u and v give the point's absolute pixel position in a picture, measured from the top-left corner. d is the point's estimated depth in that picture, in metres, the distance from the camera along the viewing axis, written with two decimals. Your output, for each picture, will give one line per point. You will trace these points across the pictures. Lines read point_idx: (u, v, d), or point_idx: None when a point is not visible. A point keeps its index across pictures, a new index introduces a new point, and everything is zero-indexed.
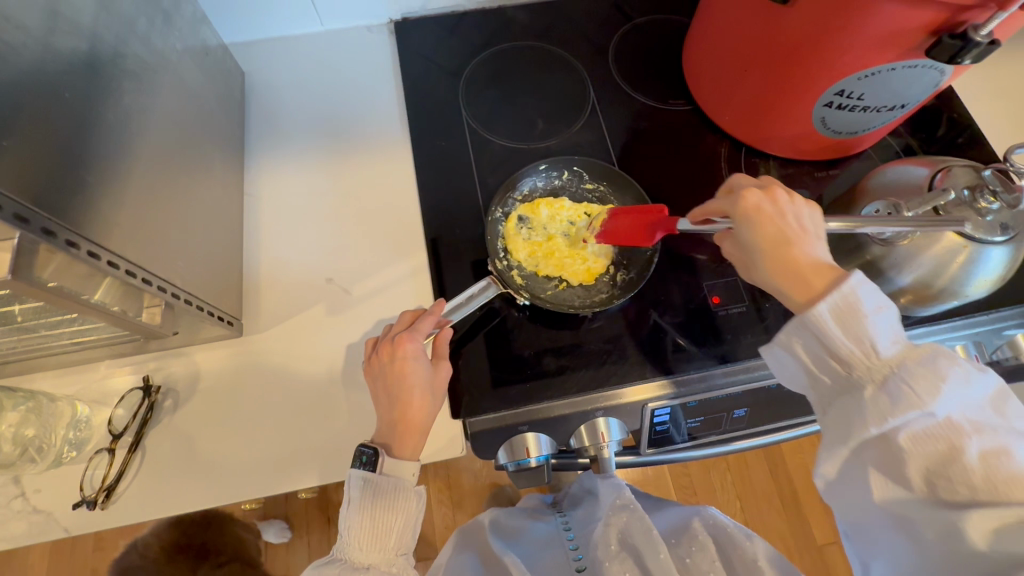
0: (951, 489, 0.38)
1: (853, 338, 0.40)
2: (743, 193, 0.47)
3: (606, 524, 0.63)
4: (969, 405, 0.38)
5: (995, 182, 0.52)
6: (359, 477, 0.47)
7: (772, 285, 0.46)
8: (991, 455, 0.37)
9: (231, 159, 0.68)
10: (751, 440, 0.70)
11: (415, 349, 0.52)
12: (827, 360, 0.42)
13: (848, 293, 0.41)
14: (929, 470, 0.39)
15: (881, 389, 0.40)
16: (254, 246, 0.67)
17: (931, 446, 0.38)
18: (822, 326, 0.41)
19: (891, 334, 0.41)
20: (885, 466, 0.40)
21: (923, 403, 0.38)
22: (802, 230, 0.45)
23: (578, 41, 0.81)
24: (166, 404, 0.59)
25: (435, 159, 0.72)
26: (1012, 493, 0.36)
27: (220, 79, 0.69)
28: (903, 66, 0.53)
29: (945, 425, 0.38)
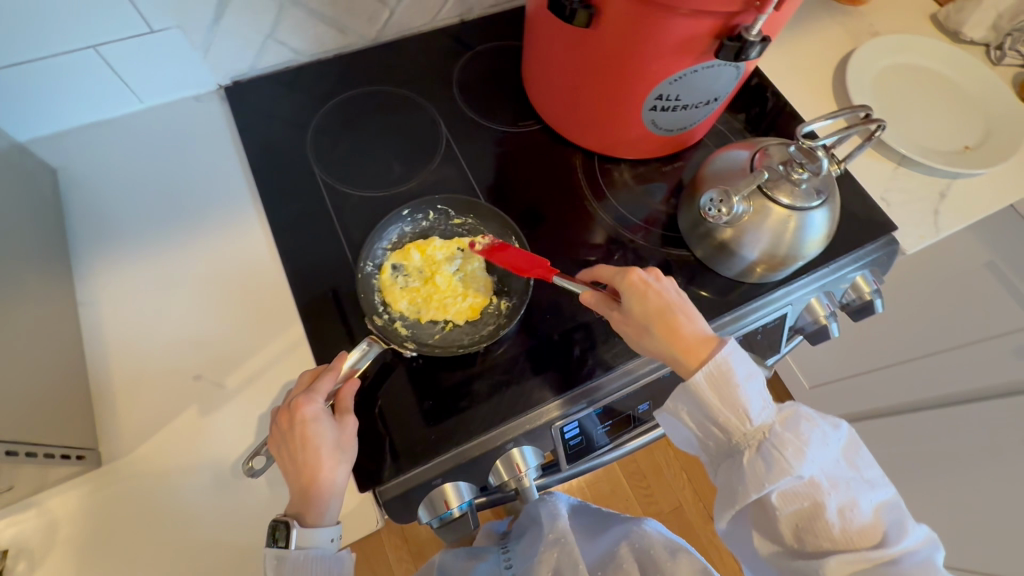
0: (815, 542, 0.44)
1: (727, 405, 0.47)
2: (627, 269, 0.53)
3: (540, 560, 0.62)
4: (827, 464, 0.45)
5: (800, 156, 0.59)
6: (273, 556, 0.43)
7: (664, 351, 0.50)
8: (844, 509, 0.44)
9: (51, 269, 0.60)
10: (645, 436, 0.73)
11: (315, 410, 0.48)
12: (711, 427, 0.48)
13: (722, 360, 0.47)
14: (798, 526, 0.45)
15: (756, 453, 0.46)
16: (100, 360, 0.60)
17: (799, 504, 0.45)
18: (700, 394, 0.47)
19: (761, 399, 0.47)
20: (767, 518, 0.47)
21: (792, 467, 0.44)
22: (681, 303, 0.51)
23: (422, 78, 0.81)
24: (19, 568, 0.51)
25: (294, 223, 0.68)
26: (860, 540, 0.44)
27: (21, 183, 0.61)
28: (703, 68, 0.58)
29: (808, 485, 0.45)
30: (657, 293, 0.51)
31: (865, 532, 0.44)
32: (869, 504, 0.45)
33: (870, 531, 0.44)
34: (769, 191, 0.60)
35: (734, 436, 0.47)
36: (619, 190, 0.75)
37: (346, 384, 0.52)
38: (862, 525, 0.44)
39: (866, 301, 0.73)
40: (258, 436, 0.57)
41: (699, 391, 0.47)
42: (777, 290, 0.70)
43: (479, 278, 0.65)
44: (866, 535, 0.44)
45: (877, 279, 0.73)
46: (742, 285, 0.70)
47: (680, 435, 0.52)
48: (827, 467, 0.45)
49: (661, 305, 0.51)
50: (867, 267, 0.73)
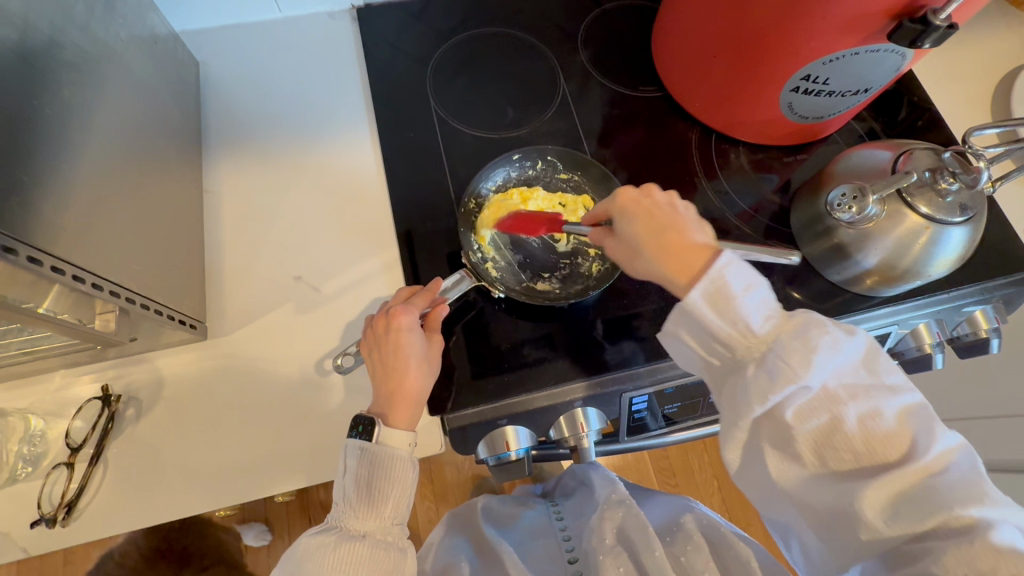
0: (838, 458, 0.39)
1: (730, 322, 0.41)
2: (619, 191, 0.50)
3: (602, 518, 0.62)
4: (842, 372, 0.39)
5: (954, 164, 0.53)
6: (356, 446, 0.46)
7: (657, 272, 0.46)
8: (865, 419, 0.38)
9: (186, 154, 0.65)
10: (709, 428, 0.72)
11: (411, 322, 0.51)
12: (714, 344, 0.42)
13: (717, 277, 0.41)
14: (818, 444, 0.39)
15: (757, 368, 0.40)
16: (216, 246, 0.65)
17: (816, 419, 0.39)
18: (698, 315, 0.42)
19: (763, 310, 0.41)
20: (780, 443, 0.40)
21: (798, 377, 0.39)
22: (684, 220, 0.46)
23: (546, 27, 0.80)
24: (127, 413, 0.57)
25: (404, 151, 0.70)
26: (886, 451, 0.38)
27: (171, 68, 0.65)
28: (866, 51, 0.53)
29: (823, 396, 0.39)
30: (648, 212, 0.48)
31: (891, 446, 0.38)
32: (891, 411, 0.38)
33: (896, 439, 0.38)
34: (907, 197, 0.55)
35: (737, 352, 0.42)
36: (732, 173, 0.72)
37: (436, 308, 0.54)
38: (889, 438, 0.38)
39: (980, 339, 0.68)
40: (343, 343, 0.61)
41: (697, 314, 0.42)
42: (883, 308, 0.65)
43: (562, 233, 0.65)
44: (891, 444, 0.38)
45: (1000, 316, 0.67)
46: (845, 294, 0.66)
47: (686, 361, 0.46)
48: (833, 374, 0.39)
49: (649, 223, 0.47)
50: (991, 303, 0.66)
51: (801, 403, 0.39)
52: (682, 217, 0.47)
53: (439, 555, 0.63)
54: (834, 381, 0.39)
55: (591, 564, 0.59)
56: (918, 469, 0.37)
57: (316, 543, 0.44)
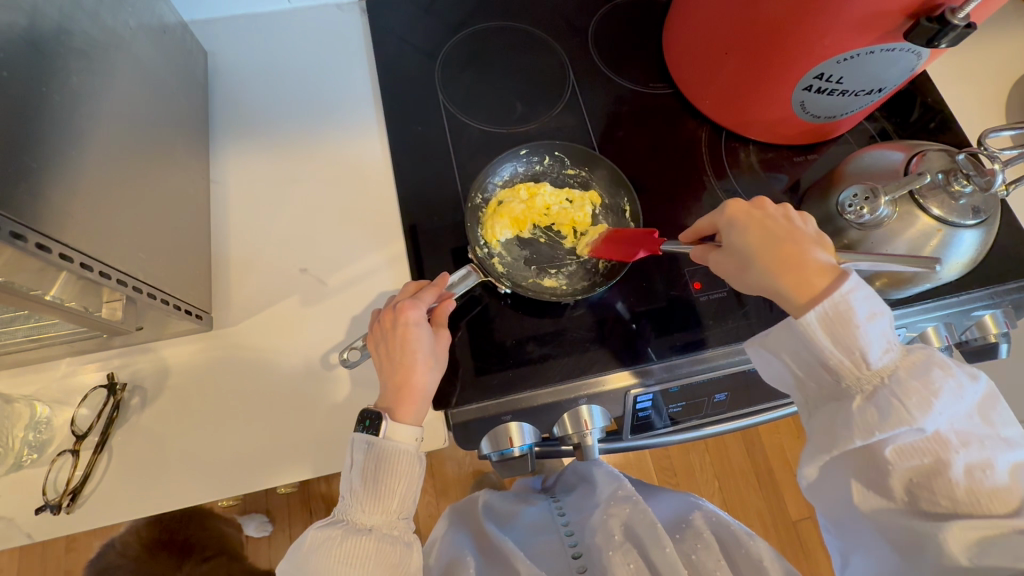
0: (933, 500, 0.40)
1: (845, 350, 0.41)
2: (730, 202, 0.49)
3: (607, 514, 0.62)
4: (958, 418, 0.40)
5: (967, 166, 0.53)
6: (363, 441, 0.46)
7: (771, 286, 0.45)
8: (975, 469, 0.39)
9: (193, 143, 0.64)
10: (729, 424, 0.70)
11: (418, 317, 0.51)
12: (820, 369, 0.43)
13: (841, 301, 0.41)
14: (912, 481, 0.40)
15: (869, 400, 0.41)
16: (222, 237, 0.65)
17: (917, 460, 0.40)
18: (813, 338, 0.42)
19: (884, 343, 0.41)
20: (873, 474, 0.42)
21: (912, 419, 0.39)
22: (802, 236, 0.46)
23: (557, 22, 0.79)
24: (132, 402, 0.57)
25: (411, 144, 0.70)
26: (990, 503, 0.38)
27: (179, 57, 0.65)
28: (881, 50, 0.53)
29: (933, 440, 0.40)
30: (760, 224, 0.47)
31: (995, 498, 0.38)
32: (1005, 465, 0.39)
33: (1005, 493, 0.38)
34: (920, 199, 0.54)
35: (847, 381, 0.42)
36: (742, 172, 0.71)
37: (443, 303, 0.55)
38: (994, 490, 0.38)
39: (989, 343, 0.67)
40: (348, 336, 0.60)
41: (812, 337, 0.42)
42: (891, 310, 0.64)
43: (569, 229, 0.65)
44: (999, 499, 0.38)
45: (1010, 321, 0.66)
46: None
47: (781, 378, 0.47)
48: (950, 420, 0.39)
49: (762, 235, 0.46)
50: (1001, 307, 0.65)
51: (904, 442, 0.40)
52: (799, 231, 0.46)
53: (442, 552, 0.64)
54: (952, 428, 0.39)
55: (596, 561, 0.59)
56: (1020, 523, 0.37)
57: (323, 537, 0.44)
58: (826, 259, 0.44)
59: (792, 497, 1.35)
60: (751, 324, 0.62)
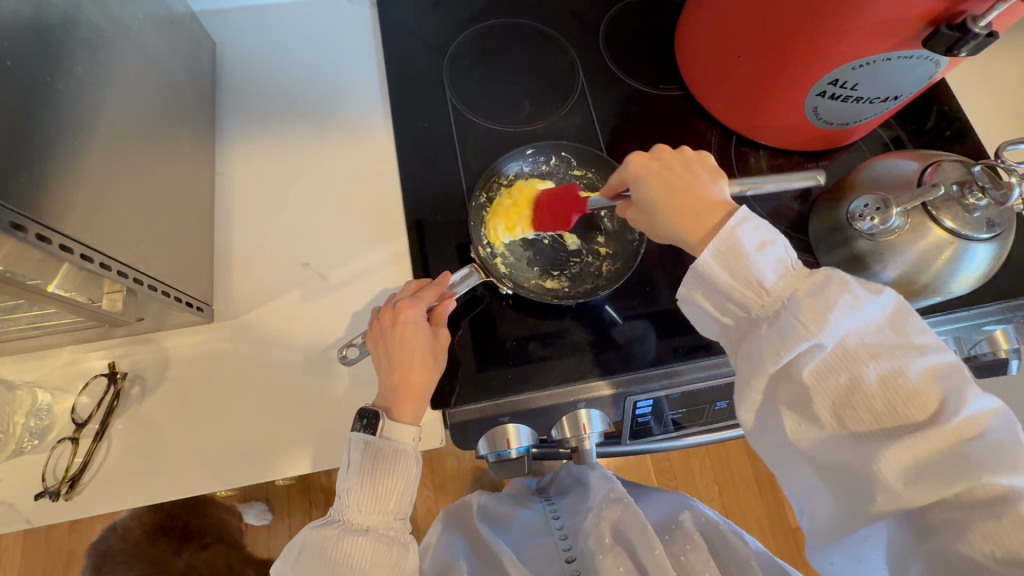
0: (856, 418, 0.37)
1: (743, 280, 0.41)
2: (630, 159, 0.51)
3: (598, 517, 0.61)
4: (864, 328, 0.38)
5: (983, 178, 0.51)
6: (361, 440, 0.46)
7: (672, 233, 0.47)
8: (887, 377, 0.36)
9: (199, 134, 0.64)
10: (721, 433, 0.71)
11: (416, 315, 0.51)
12: (728, 304, 0.43)
13: (729, 236, 0.42)
14: (835, 402, 0.38)
15: (768, 325, 0.40)
16: (225, 228, 0.65)
17: (834, 379, 0.38)
18: (710, 274, 0.42)
19: (778, 267, 0.41)
20: (797, 404, 0.39)
21: (810, 332, 0.38)
22: (696, 182, 0.47)
23: (568, 19, 0.78)
24: (133, 391, 0.57)
25: (417, 140, 0.69)
26: (911, 412, 0.36)
27: (187, 48, 0.65)
28: (898, 57, 0.51)
29: (840, 353, 0.38)
30: (659, 176, 0.49)
31: (917, 405, 0.35)
32: (920, 370, 0.36)
33: (923, 400, 0.35)
34: (932, 211, 0.53)
35: (751, 311, 0.41)
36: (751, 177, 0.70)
37: (444, 302, 0.54)
38: (913, 398, 0.36)
39: (997, 358, 0.65)
40: (348, 332, 0.60)
41: (709, 273, 0.42)
42: None
43: (572, 232, 0.64)
44: (916, 404, 0.35)
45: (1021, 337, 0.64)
46: None
47: (707, 327, 0.46)
48: (849, 329, 0.38)
49: (663, 187, 0.48)
50: (1012, 323, 0.64)
51: (817, 359, 0.38)
52: (698, 178, 0.48)
53: (437, 555, 0.64)
54: (853, 338, 0.38)
55: (589, 564, 0.59)
56: (950, 431, 0.34)
57: (319, 537, 0.44)
58: (716, 194, 0.47)
59: (793, 505, 1.34)
60: None
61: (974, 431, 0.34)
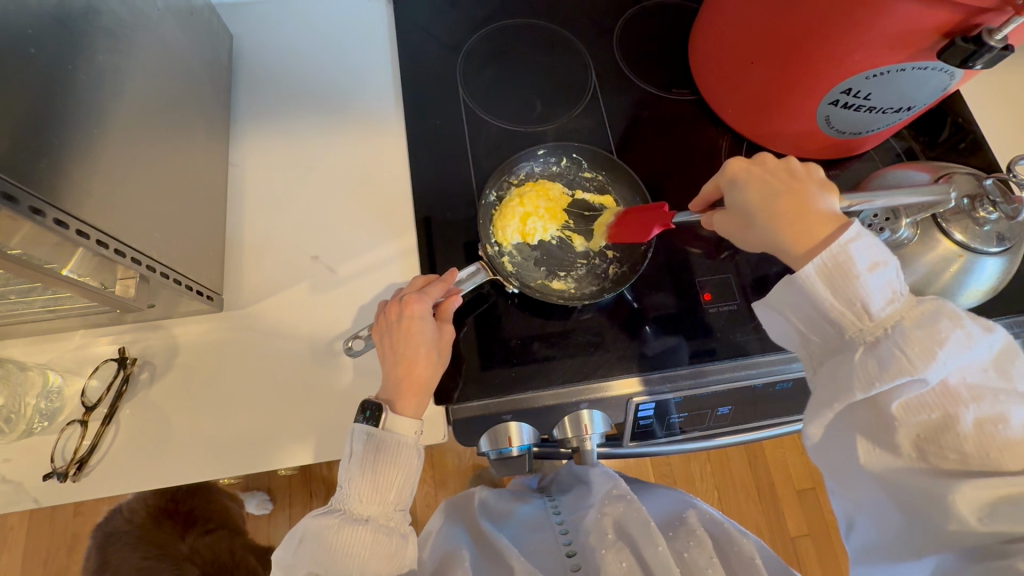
0: (941, 455, 0.38)
1: (846, 302, 0.40)
2: (729, 161, 0.49)
3: (601, 513, 0.62)
4: (970, 370, 0.38)
5: (995, 192, 0.51)
6: (364, 431, 0.46)
7: (771, 239, 0.45)
8: (985, 423, 0.37)
9: (215, 125, 0.65)
10: (733, 437, 0.69)
11: (423, 310, 0.51)
12: (820, 322, 0.42)
13: (840, 251, 0.40)
14: (920, 437, 0.39)
15: (870, 353, 0.39)
16: (237, 219, 0.65)
17: (925, 416, 0.38)
18: (811, 290, 0.41)
19: (888, 293, 0.40)
20: (875, 431, 0.41)
21: (914, 368, 0.37)
22: (807, 187, 0.45)
23: (582, 21, 0.78)
24: (142, 376, 0.58)
25: (429, 138, 0.70)
26: (1003, 459, 0.36)
27: (205, 39, 0.65)
28: (913, 68, 0.51)
29: (941, 393, 0.38)
30: (759, 180, 0.47)
31: (1008, 451, 0.36)
32: (1020, 420, 0.37)
33: (1018, 448, 0.36)
34: (942, 222, 0.53)
35: (849, 334, 0.41)
36: None
37: (450, 298, 0.54)
38: (1005, 443, 0.36)
39: None
40: (355, 326, 0.61)
41: (809, 288, 0.41)
42: None
43: (581, 234, 0.65)
44: (1010, 452, 0.36)
45: None
46: None
47: (783, 335, 0.46)
48: (956, 369, 0.38)
49: (761, 191, 0.46)
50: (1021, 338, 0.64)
51: (910, 395, 0.38)
52: (806, 183, 0.45)
53: (437, 545, 0.64)
54: (961, 379, 0.38)
55: (590, 560, 0.60)
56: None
57: (320, 526, 0.45)
58: (828, 208, 0.44)
59: (791, 514, 1.34)
60: (761, 340, 0.61)
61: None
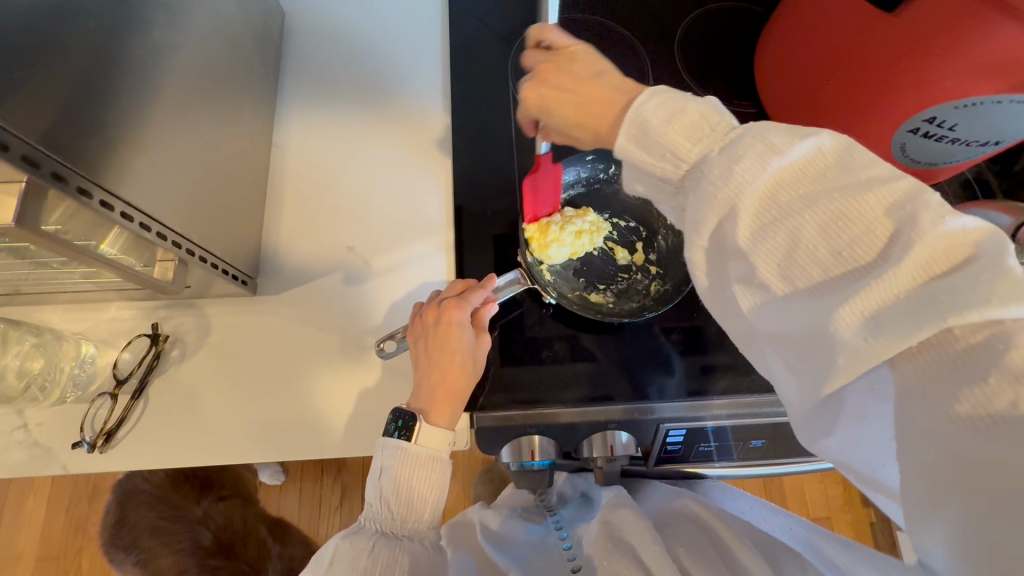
0: (805, 273, 0.30)
1: (658, 154, 0.37)
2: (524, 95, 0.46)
3: (605, 521, 0.60)
4: (804, 169, 0.31)
5: None
6: (395, 446, 0.46)
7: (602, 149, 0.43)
8: (832, 219, 0.29)
9: (260, 104, 0.64)
10: (759, 469, 0.66)
11: (462, 318, 0.50)
12: (657, 184, 0.39)
13: (640, 111, 0.37)
14: (780, 262, 0.31)
15: (693, 193, 0.35)
16: (275, 200, 0.65)
17: (774, 236, 0.31)
18: (630, 157, 0.38)
19: (691, 130, 0.36)
20: (745, 276, 0.32)
21: (736, 189, 0.32)
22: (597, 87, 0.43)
23: (643, 21, 0.75)
24: (172, 354, 0.58)
25: (475, 132, 0.67)
26: (861, 255, 0.29)
27: (258, 15, 0.64)
28: (1010, 101, 0.46)
29: (781, 204, 0.31)
30: (553, 92, 0.44)
31: (865, 244, 0.28)
32: (866, 200, 0.28)
33: (875, 239, 0.28)
34: None
35: (678, 183, 0.37)
36: None
37: (487, 306, 0.53)
38: (862, 233, 0.28)
39: None
40: (385, 322, 0.60)
41: (628, 157, 0.38)
42: None
43: (623, 246, 0.62)
44: (869, 244, 0.28)
45: None
46: None
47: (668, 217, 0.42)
48: (776, 173, 0.31)
49: (571, 106, 0.43)
50: None
51: (747, 219, 0.31)
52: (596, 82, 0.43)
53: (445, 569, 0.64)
54: (780, 187, 0.31)
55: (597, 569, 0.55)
56: (925, 257, 0.27)
57: (351, 549, 0.43)
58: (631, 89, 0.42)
59: None
60: None
61: (954, 255, 0.27)
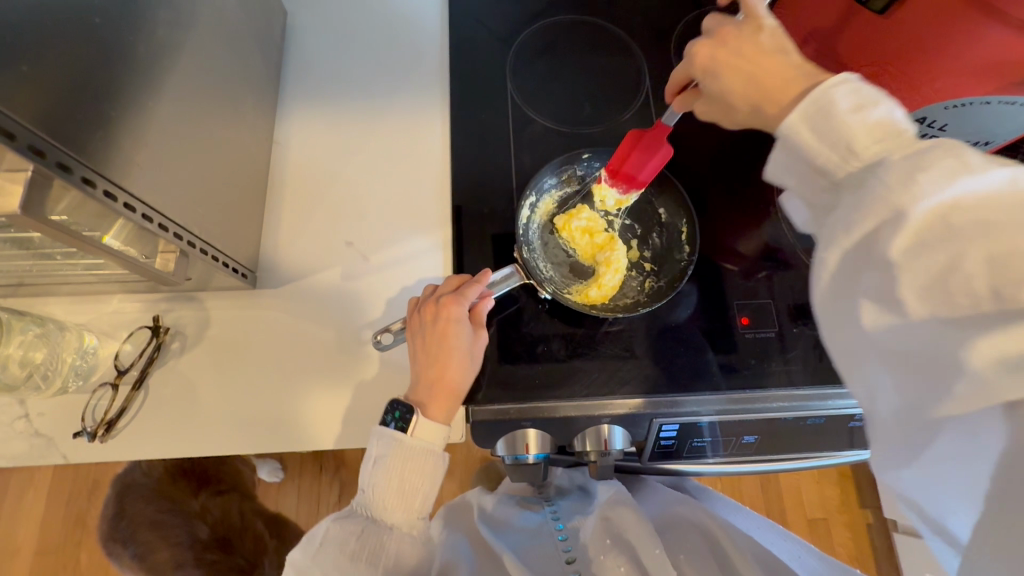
0: (953, 304, 0.29)
1: (830, 141, 0.34)
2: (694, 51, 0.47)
3: (604, 518, 0.61)
4: (972, 197, 0.29)
5: None
6: (389, 436, 0.47)
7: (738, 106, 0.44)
8: (998, 256, 0.27)
9: (262, 102, 0.65)
10: (753, 465, 0.66)
11: (460, 314, 0.51)
12: (810, 176, 0.37)
13: (828, 89, 0.35)
14: (926, 287, 0.29)
15: (852, 195, 0.33)
16: (276, 197, 0.66)
17: (930, 258, 0.29)
18: (794, 138, 0.36)
19: (870, 122, 0.34)
20: (878, 292, 0.31)
21: (892, 197, 0.30)
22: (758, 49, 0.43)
23: (640, 23, 0.75)
24: (173, 346, 0.59)
25: (473, 131, 0.68)
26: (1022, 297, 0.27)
27: (261, 14, 0.65)
28: (999, 101, 0.48)
29: (954, 229, 0.29)
30: (729, 54, 0.44)
31: None
32: None
33: None
34: None
35: (838, 179, 0.35)
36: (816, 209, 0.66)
37: (482, 302, 0.54)
38: None
39: None
40: (382, 316, 0.61)
41: (791, 136, 0.36)
42: None
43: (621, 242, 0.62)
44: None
45: None
46: None
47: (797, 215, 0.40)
48: (956, 194, 0.29)
49: (740, 77, 0.43)
50: None
51: (910, 232, 0.30)
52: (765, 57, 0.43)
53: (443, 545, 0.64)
54: (957, 208, 0.29)
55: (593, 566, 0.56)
56: None
57: (341, 532, 0.45)
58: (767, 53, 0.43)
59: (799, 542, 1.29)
60: (794, 371, 0.59)
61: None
